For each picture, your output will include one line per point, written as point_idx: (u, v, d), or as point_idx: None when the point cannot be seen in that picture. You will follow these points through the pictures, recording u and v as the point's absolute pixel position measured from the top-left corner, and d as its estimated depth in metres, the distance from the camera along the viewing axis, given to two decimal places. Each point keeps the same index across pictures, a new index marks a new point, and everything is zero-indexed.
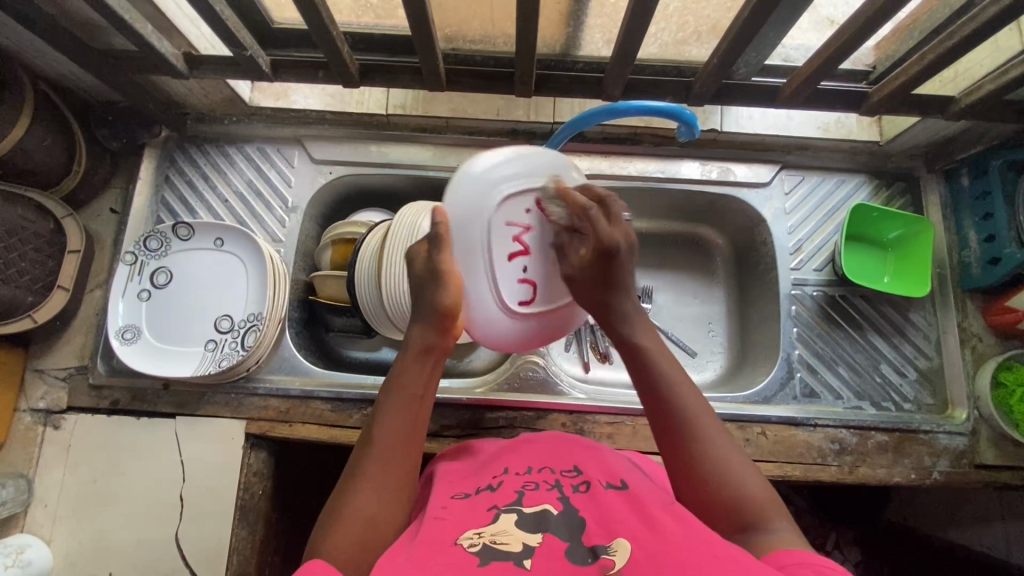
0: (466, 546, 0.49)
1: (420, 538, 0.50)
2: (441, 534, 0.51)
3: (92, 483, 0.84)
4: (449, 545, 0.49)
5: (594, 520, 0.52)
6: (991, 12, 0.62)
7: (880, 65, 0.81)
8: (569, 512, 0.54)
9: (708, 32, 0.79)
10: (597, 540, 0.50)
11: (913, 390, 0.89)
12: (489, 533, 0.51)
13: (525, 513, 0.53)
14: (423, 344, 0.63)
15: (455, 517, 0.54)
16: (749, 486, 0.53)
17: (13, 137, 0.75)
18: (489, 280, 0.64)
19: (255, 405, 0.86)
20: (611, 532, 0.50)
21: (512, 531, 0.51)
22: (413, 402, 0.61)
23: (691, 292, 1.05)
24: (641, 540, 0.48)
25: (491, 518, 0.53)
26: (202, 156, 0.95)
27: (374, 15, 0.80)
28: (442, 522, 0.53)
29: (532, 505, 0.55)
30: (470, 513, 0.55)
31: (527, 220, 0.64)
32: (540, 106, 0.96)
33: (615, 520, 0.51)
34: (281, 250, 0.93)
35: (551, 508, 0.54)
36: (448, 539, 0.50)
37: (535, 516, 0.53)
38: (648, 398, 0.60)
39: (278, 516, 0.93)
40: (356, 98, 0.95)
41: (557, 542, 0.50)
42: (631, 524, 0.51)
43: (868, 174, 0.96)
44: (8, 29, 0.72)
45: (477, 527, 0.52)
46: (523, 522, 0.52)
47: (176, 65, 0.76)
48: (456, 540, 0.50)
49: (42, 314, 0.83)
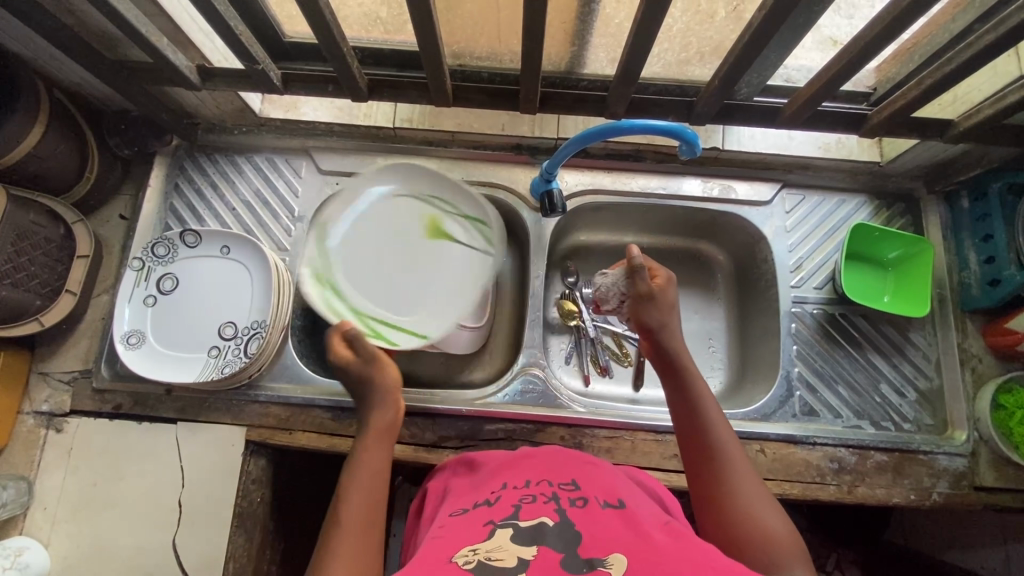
0: (461, 564, 0.49)
1: (417, 558, 0.51)
2: (437, 555, 0.51)
3: (92, 487, 0.84)
4: (445, 563, 0.49)
5: (588, 534, 0.52)
6: (988, 39, 0.63)
7: (879, 87, 0.82)
8: (565, 524, 0.54)
9: (711, 53, 0.81)
10: (593, 553, 0.50)
11: (912, 410, 0.89)
12: (485, 550, 0.51)
13: (522, 526, 0.54)
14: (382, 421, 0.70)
15: (452, 538, 0.54)
16: (765, 516, 0.58)
17: (27, 141, 0.76)
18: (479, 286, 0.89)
19: (256, 412, 0.87)
20: (608, 547, 0.50)
21: (507, 546, 0.51)
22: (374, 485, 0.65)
23: (692, 306, 1.06)
24: (637, 555, 0.49)
25: (487, 534, 0.53)
26: (211, 164, 0.97)
27: (384, 31, 0.82)
28: (438, 542, 0.53)
29: (529, 519, 0.55)
30: (467, 528, 0.55)
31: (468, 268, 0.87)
32: (545, 122, 0.97)
33: (612, 537, 0.52)
34: (286, 258, 0.94)
35: (547, 520, 0.54)
36: (443, 559, 0.50)
37: (531, 529, 0.53)
38: (685, 408, 0.67)
39: (279, 525, 0.93)
40: (364, 112, 0.97)
41: (552, 553, 0.50)
42: (627, 541, 0.51)
43: (868, 195, 0.97)
44: (26, 38, 0.74)
45: (472, 544, 0.52)
46: (518, 536, 0.52)
47: (189, 76, 0.77)
48: (451, 558, 0.50)
49: (49, 318, 0.84)
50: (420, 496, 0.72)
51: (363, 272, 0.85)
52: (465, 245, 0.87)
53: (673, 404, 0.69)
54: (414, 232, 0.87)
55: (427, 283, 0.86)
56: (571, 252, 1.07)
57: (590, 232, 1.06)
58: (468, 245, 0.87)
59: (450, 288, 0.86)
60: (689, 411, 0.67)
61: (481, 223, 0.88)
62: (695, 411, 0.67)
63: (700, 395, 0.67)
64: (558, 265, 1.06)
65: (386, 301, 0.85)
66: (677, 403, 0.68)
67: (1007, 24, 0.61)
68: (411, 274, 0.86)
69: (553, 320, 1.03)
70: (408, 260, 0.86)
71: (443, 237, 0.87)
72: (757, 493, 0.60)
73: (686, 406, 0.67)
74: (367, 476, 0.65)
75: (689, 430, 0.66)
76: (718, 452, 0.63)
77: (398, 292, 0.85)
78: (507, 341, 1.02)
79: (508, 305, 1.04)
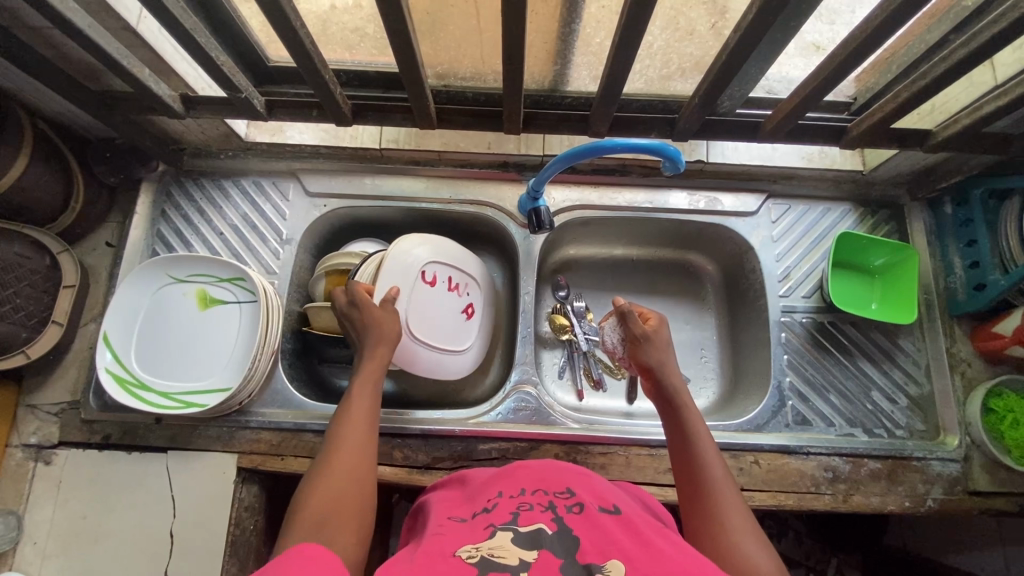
0: (465, 559, 0.50)
1: (419, 556, 0.51)
2: (439, 551, 0.51)
3: (83, 520, 0.83)
4: (448, 558, 0.50)
5: (587, 539, 0.52)
6: (961, 54, 0.64)
7: (860, 97, 0.83)
8: (563, 531, 0.54)
9: (692, 68, 0.82)
10: (591, 558, 0.50)
11: (904, 416, 0.90)
12: (487, 547, 0.51)
13: (521, 532, 0.53)
14: (375, 367, 0.73)
15: (453, 538, 0.54)
16: (754, 553, 0.56)
17: (11, 174, 0.77)
18: (455, 299, 0.91)
19: (248, 438, 0.86)
20: (605, 552, 0.50)
21: (509, 546, 0.51)
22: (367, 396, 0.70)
23: (683, 317, 1.06)
24: (636, 562, 0.49)
25: (488, 535, 0.53)
26: (198, 190, 0.97)
27: (367, 54, 0.83)
28: (441, 541, 0.53)
29: (527, 524, 0.55)
30: (466, 532, 0.55)
31: (443, 282, 0.89)
32: (531, 140, 0.98)
33: (610, 542, 0.52)
34: (275, 282, 0.94)
35: (545, 527, 0.54)
36: (446, 555, 0.51)
37: (530, 534, 0.53)
38: (682, 448, 0.66)
39: (273, 552, 0.92)
40: (350, 134, 0.97)
41: (553, 558, 0.50)
42: (625, 546, 0.51)
43: (853, 203, 0.97)
44: (9, 72, 0.74)
45: (474, 543, 0.52)
46: (518, 540, 0.52)
47: (172, 105, 0.78)
48: (454, 553, 0.51)
49: (35, 350, 0.83)
50: (411, 511, 0.71)
51: (173, 325, 0.87)
52: (235, 305, 0.87)
53: (671, 439, 0.69)
54: (182, 295, 0.87)
55: (165, 317, 0.87)
56: (561, 266, 1.08)
57: (579, 246, 1.06)
58: (244, 307, 0.87)
59: (174, 332, 0.86)
60: (685, 452, 0.66)
61: (240, 281, 0.87)
62: (688, 446, 0.66)
63: (698, 436, 0.66)
64: (548, 279, 1.06)
65: (197, 365, 0.85)
66: (675, 438, 0.68)
67: (979, 39, 0.62)
68: (205, 347, 0.86)
69: (544, 334, 1.03)
70: (204, 337, 0.86)
71: (216, 306, 0.87)
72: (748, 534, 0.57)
73: (680, 438, 0.67)
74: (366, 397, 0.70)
75: (685, 469, 0.65)
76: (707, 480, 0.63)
77: (179, 342, 0.86)
78: (499, 357, 1.02)
79: (500, 321, 1.04)
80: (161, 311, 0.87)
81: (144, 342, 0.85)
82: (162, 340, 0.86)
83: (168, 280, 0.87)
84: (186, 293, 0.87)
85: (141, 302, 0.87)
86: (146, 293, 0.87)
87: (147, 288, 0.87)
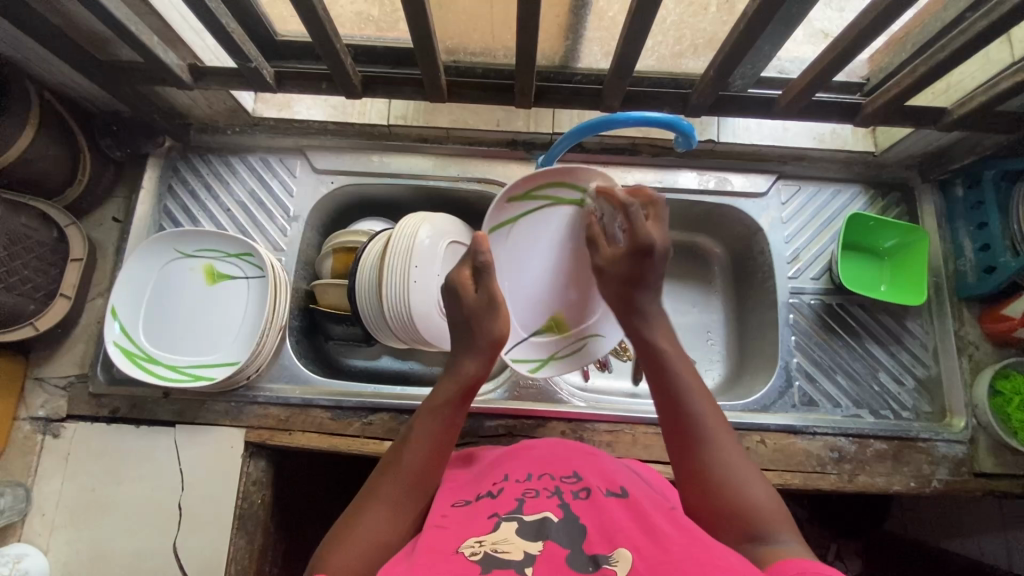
0: (468, 555, 0.49)
1: (421, 550, 0.50)
2: (442, 546, 0.51)
3: (91, 492, 0.84)
4: (451, 554, 0.49)
5: (593, 529, 0.52)
6: (980, 25, 0.63)
7: (873, 77, 0.82)
8: (570, 520, 0.54)
9: (704, 45, 0.81)
10: (597, 549, 0.50)
11: (911, 398, 0.90)
12: (491, 541, 0.51)
13: (526, 521, 0.54)
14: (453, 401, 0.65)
15: (457, 526, 0.54)
16: (748, 485, 0.56)
17: (19, 147, 0.76)
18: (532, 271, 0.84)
19: (255, 413, 0.86)
20: (611, 540, 0.50)
21: (513, 539, 0.51)
22: (443, 433, 0.63)
23: (690, 300, 1.06)
24: (642, 549, 0.49)
25: (492, 527, 0.53)
26: (205, 165, 0.96)
27: (376, 28, 0.82)
28: (443, 533, 0.53)
29: (533, 513, 0.55)
30: (470, 521, 0.55)
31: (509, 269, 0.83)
32: (540, 117, 0.97)
33: (616, 529, 0.52)
34: (282, 258, 0.94)
35: (551, 516, 0.54)
36: (449, 551, 0.50)
37: (536, 524, 0.53)
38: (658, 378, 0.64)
39: (278, 527, 0.92)
40: (358, 110, 0.96)
41: (558, 549, 0.50)
42: (630, 533, 0.51)
43: (863, 185, 0.97)
44: (16, 40, 0.73)
45: (478, 536, 0.52)
46: (523, 530, 0.53)
47: (180, 76, 0.77)
48: (457, 549, 0.50)
49: (43, 323, 0.83)
50: None
51: (179, 300, 0.86)
52: (241, 280, 0.87)
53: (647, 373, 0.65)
54: (189, 270, 0.87)
55: (172, 292, 0.86)
56: None
57: None
58: (251, 282, 0.87)
59: (181, 307, 0.86)
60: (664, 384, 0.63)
61: (247, 257, 0.87)
62: (667, 379, 0.64)
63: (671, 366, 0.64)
64: None
65: (203, 339, 0.85)
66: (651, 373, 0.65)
67: (999, 11, 0.61)
68: (212, 322, 0.86)
69: None
70: (212, 312, 0.86)
71: (223, 281, 0.87)
72: (739, 463, 0.58)
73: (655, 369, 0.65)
74: (439, 434, 0.63)
75: (663, 401, 0.63)
76: (687, 411, 0.61)
77: (185, 317, 0.86)
78: None
79: None
80: (167, 285, 0.87)
81: (152, 315, 0.85)
82: (168, 315, 0.86)
83: (174, 254, 0.87)
84: (193, 268, 0.87)
85: (147, 278, 0.86)
86: (152, 268, 0.86)
87: (155, 262, 0.87)
